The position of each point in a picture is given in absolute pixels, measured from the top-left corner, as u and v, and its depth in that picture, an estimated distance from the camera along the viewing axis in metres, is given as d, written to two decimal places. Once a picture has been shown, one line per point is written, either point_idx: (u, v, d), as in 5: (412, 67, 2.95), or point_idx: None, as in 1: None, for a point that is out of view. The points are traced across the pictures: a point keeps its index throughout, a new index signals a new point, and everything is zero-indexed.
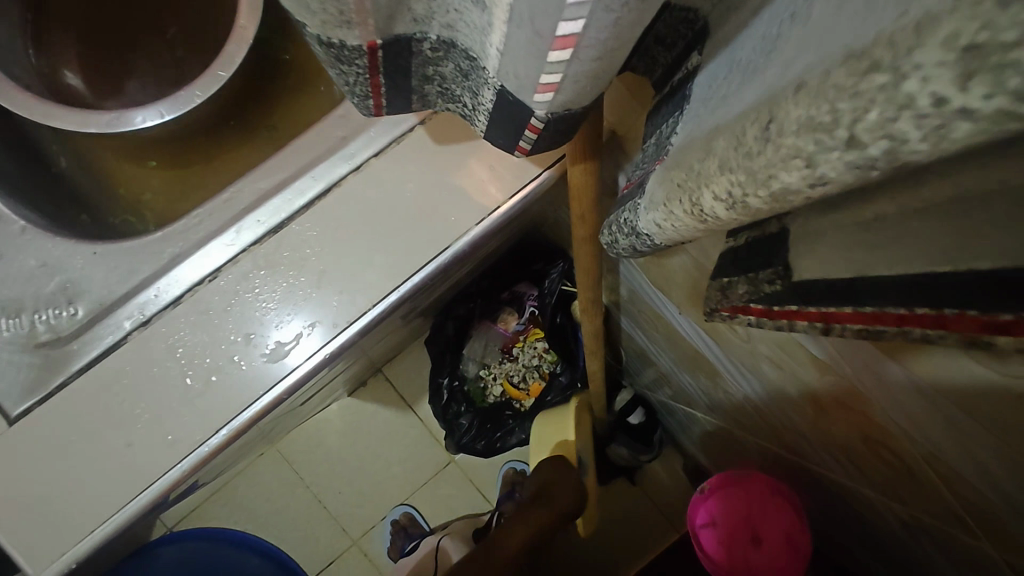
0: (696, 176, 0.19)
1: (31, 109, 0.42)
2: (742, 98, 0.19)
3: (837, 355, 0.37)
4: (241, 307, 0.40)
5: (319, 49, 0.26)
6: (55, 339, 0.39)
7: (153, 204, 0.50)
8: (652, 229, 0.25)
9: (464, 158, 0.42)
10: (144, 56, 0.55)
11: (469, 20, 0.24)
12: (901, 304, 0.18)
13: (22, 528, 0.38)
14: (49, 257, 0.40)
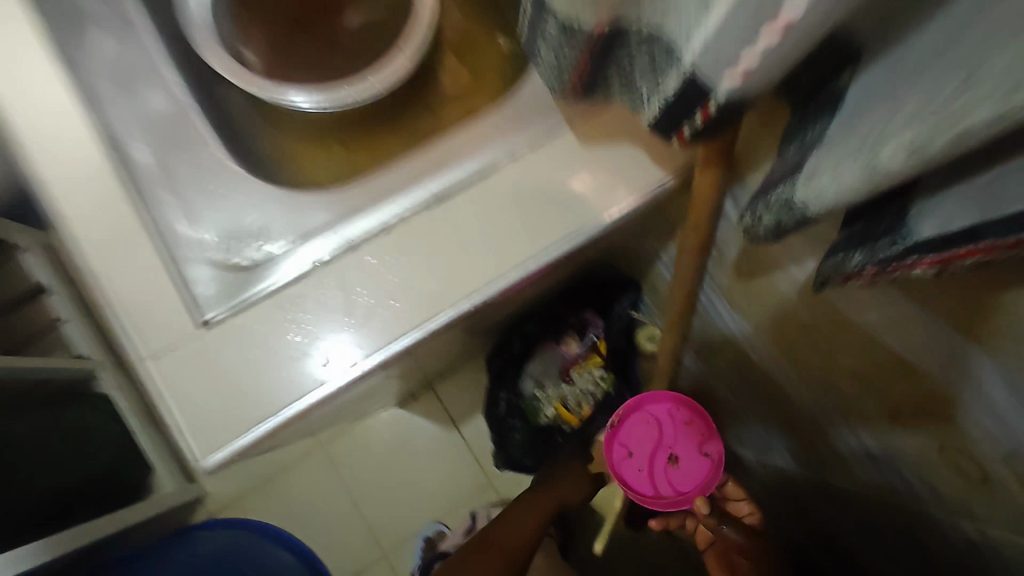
0: (878, 136, 0.26)
1: (244, 78, 0.53)
2: (911, 85, 0.24)
3: (914, 344, 0.42)
4: (404, 259, 0.47)
5: (553, 30, 0.36)
6: (250, 265, 0.46)
7: (302, 163, 0.59)
8: (810, 198, 0.32)
9: (602, 160, 0.49)
10: (313, 48, 0.61)
11: (680, 19, 0.30)
12: (1013, 234, 0.23)
13: (199, 414, 0.44)
14: (254, 197, 0.48)
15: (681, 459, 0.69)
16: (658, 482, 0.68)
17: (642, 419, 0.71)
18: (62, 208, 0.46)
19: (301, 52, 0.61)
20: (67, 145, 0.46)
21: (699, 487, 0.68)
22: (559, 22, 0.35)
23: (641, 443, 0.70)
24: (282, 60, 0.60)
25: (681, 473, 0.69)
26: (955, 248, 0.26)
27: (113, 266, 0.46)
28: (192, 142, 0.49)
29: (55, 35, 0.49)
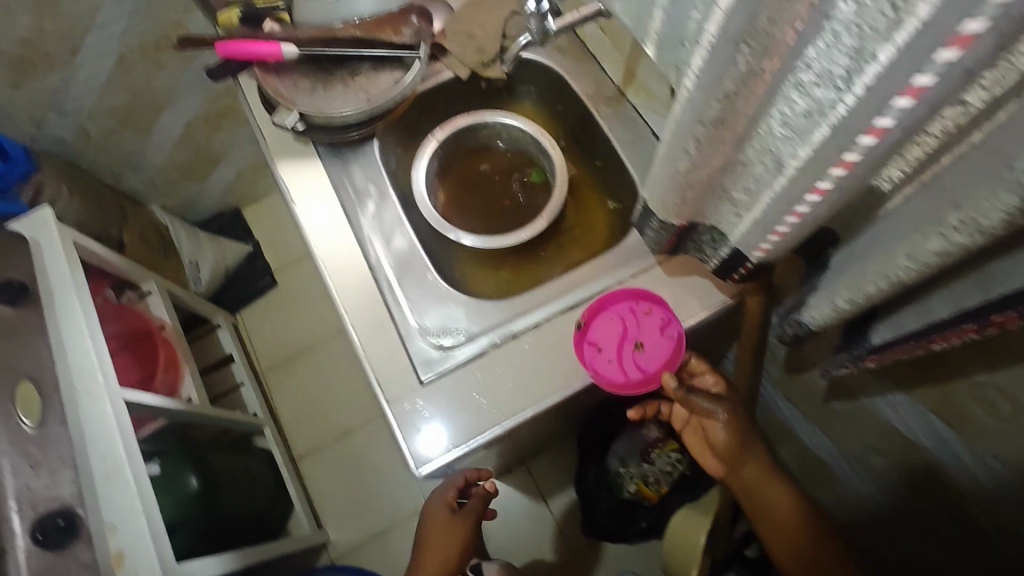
0: (834, 291, 0.49)
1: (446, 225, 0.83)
2: (850, 266, 0.48)
3: (911, 425, 0.63)
4: (549, 346, 0.72)
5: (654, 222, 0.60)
6: (451, 345, 0.73)
7: (474, 282, 0.88)
8: (809, 319, 0.53)
9: (681, 284, 0.73)
10: (480, 207, 0.94)
11: (728, 221, 0.55)
12: (910, 342, 0.44)
13: (418, 440, 0.69)
14: (454, 302, 0.76)
15: (647, 344, 0.70)
16: (626, 367, 0.69)
17: (607, 315, 0.71)
18: (342, 300, 0.76)
19: (472, 209, 0.94)
20: (349, 264, 0.78)
21: (667, 366, 0.69)
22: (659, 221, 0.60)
23: (606, 338, 0.70)
24: (461, 214, 0.93)
25: (645, 356, 0.70)
26: (888, 349, 0.47)
27: (371, 337, 0.74)
28: (417, 267, 0.78)
29: (344, 199, 0.83)
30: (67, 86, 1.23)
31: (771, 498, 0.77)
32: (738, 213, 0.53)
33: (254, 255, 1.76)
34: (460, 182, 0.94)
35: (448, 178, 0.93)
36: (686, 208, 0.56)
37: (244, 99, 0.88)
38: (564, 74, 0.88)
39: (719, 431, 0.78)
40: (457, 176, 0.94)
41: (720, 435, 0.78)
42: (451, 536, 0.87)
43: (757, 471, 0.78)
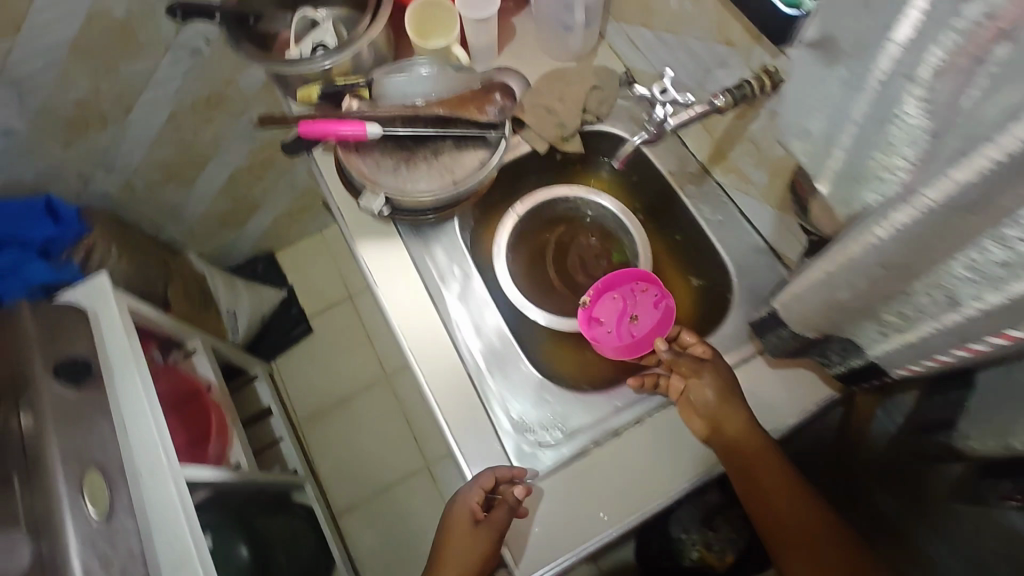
0: None
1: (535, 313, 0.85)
2: None
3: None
4: (651, 446, 0.72)
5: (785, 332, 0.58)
6: (552, 445, 0.73)
7: (556, 358, 0.84)
8: None
9: (786, 378, 0.72)
10: (547, 277, 0.90)
11: (870, 338, 0.53)
12: None
13: (523, 547, 0.69)
14: (552, 401, 0.76)
15: (640, 315, 0.79)
16: (624, 334, 0.79)
17: (610, 294, 0.81)
18: (436, 392, 0.76)
19: (542, 276, 0.90)
20: (440, 354, 0.78)
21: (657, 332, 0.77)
22: (792, 331, 0.58)
23: (608, 312, 0.81)
24: (529, 283, 0.89)
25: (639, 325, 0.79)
26: None
27: (468, 433, 0.75)
28: (513, 363, 0.78)
29: (428, 282, 0.81)
30: (117, 142, 1.19)
31: (768, 468, 0.66)
32: (885, 332, 0.51)
33: (289, 301, 1.73)
34: (530, 250, 0.91)
35: (519, 246, 0.90)
36: (827, 325, 0.54)
37: (319, 173, 0.86)
38: (647, 150, 0.86)
39: (706, 393, 0.69)
40: (527, 245, 0.91)
41: (707, 401, 0.68)
42: (470, 549, 0.69)
43: (746, 435, 0.66)
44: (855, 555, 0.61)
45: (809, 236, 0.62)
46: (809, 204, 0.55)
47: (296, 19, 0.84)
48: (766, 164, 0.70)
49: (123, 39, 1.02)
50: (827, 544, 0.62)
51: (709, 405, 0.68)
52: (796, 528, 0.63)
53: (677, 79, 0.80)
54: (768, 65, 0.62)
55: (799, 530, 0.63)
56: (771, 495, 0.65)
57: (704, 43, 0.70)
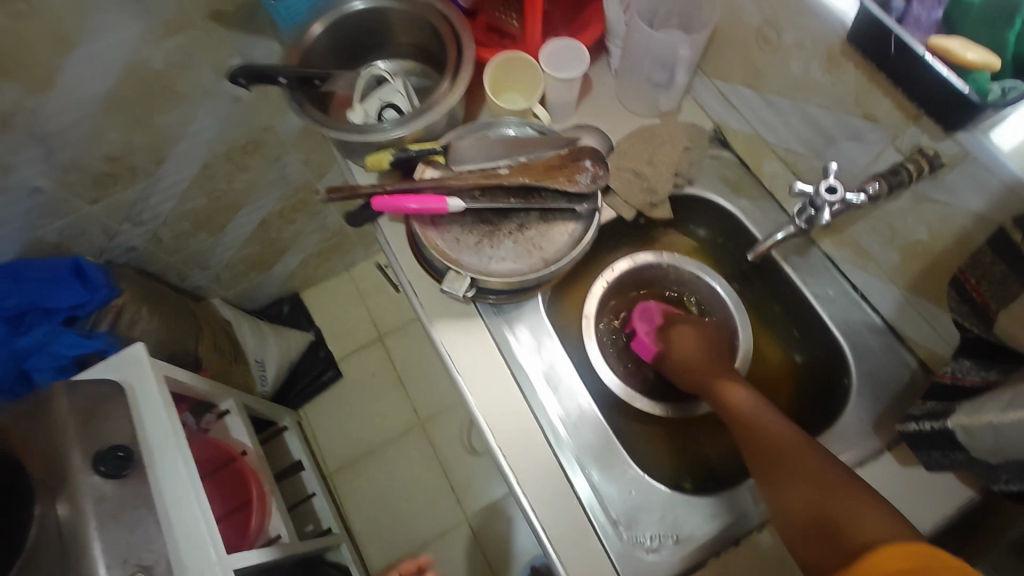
0: None
1: (627, 392, 0.79)
2: None
3: None
4: (775, 557, 0.64)
5: (962, 458, 0.51)
6: (667, 557, 0.65)
7: (647, 443, 0.78)
8: None
9: (921, 477, 0.64)
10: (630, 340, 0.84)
11: None
12: None
13: None
14: (663, 505, 0.68)
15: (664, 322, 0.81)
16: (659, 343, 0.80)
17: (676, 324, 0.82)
18: (532, 498, 0.67)
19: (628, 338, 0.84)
20: (534, 453, 0.69)
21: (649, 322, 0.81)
22: (971, 456, 0.50)
23: None
24: (616, 346, 0.83)
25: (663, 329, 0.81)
26: None
27: (572, 548, 0.65)
28: (617, 464, 0.70)
29: (513, 367, 0.73)
30: (147, 196, 1.11)
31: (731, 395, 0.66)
32: None
33: (316, 344, 1.64)
34: (614, 310, 0.85)
35: (606, 305, 0.84)
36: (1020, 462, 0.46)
37: (385, 243, 0.78)
38: (743, 215, 0.79)
39: (683, 343, 0.74)
40: (612, 304, 0.85)
41: (683, 352, 0.73)
42: None
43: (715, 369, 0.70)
44: (818, 470, 0.54)
45: (968, 336, 0.55)
46: (997, 315, 0.48)
47: (362, 78, 0.78)
48: (902, 246, 0.64)
49: (160, 92, 0.94)
50: (789, 456, 0.57)
51: (686, 346, 0.73)
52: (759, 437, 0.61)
53: (784, 144, 0.73)
54: (925, 147, 0.55)
55: (757, 436, 0.60)
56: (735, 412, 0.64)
57: (831, 112, 0.64)
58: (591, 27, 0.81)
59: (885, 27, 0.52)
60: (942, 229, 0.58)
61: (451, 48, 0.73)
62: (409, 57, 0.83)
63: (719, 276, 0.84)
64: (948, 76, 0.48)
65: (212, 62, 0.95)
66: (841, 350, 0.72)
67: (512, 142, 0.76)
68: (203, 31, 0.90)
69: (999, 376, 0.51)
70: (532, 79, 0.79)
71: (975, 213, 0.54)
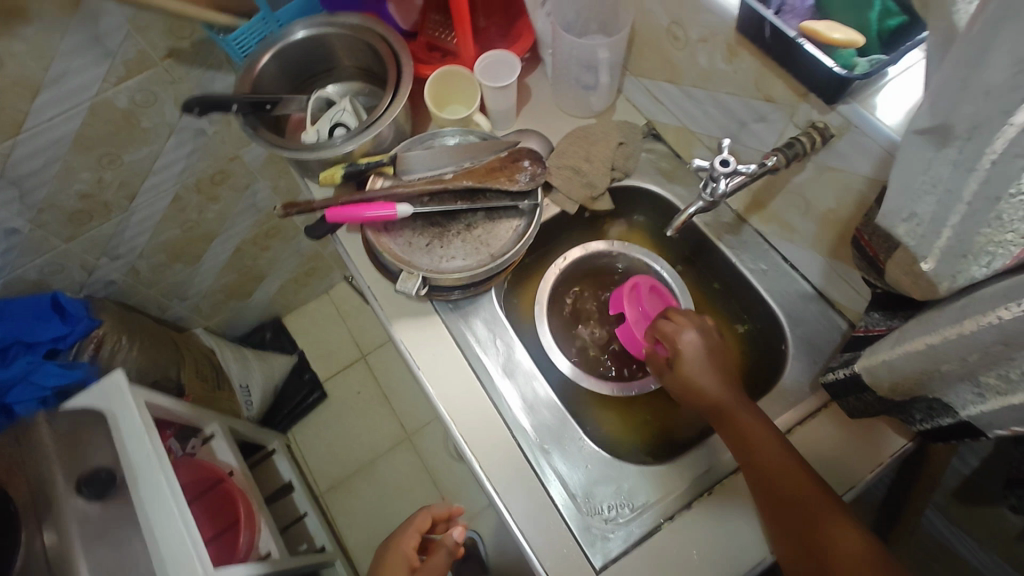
0: None
1: (576, 373, 0.83)
2: None
3: None
4: (727, 516, 0.67)
5: (873, 397, 0.55)
6: (624, 525, 0.69)
7: (603, 423, 0.81)
8: None
9: (856, 430, 0.67)
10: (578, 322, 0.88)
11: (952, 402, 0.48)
12: None
13: None
14: (618, 477, 0.72)
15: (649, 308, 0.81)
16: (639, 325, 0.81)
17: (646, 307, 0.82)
18: (494, 479, 0.71)
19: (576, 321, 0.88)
20: (494, 437, 0.73)
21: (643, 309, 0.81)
22: (879, 398, 0.55)
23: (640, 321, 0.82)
24: (563, 328, 0.87)
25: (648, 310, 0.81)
26: None
27: (535, 524, 0.69)
28: (573, 441, 0.74)
29: (471, 358, 0.78)
30: (121, 229, 1.15)
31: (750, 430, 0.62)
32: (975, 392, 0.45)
33: (300, 367, 1.67)
34: (564, 294, 0.89)
35: (556, 289, 0.89)
36: (915, 392, 0.50)
37: (344, 253, 0.83)
38: (678, 201, 0.84)
39: (695, 371, 0.67)
40: (562, 288, 0.89)
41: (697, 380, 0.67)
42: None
43: (731, 402, 0.65)
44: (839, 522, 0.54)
45: (875, 289, 0.60)
46: (885, 264, 0.53)
47: (313, 101, 0.84)
48: (815, 215, 0.69)
49: (126, 129, 0.99)
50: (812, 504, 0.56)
51: (698, 365, 0.68)
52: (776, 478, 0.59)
53: (706, 132, 0.79)
54: (817, 121, 0.60)
55: (774, 476, 0.59)
56: (750, 443, 0.62)
57: (738, 98, 0.69)
58: (523, 38, 0.87)
59: (763, 16, 0.57)
60: (844, 195, 0.63)
61: (391, 66, 0.79)
62: (357, 78, 0.89)
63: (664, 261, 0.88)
64: (816, 54, 0.55)
65: (176, 98, 1.00)
66: (777, 318, 0.77)
67: (456, 149, 0.81)
68: (163, 69, 0.95)
69: (900, 322, 0.55)
70: (471, 90, 0.85)
71: (866, 175, 0.59)
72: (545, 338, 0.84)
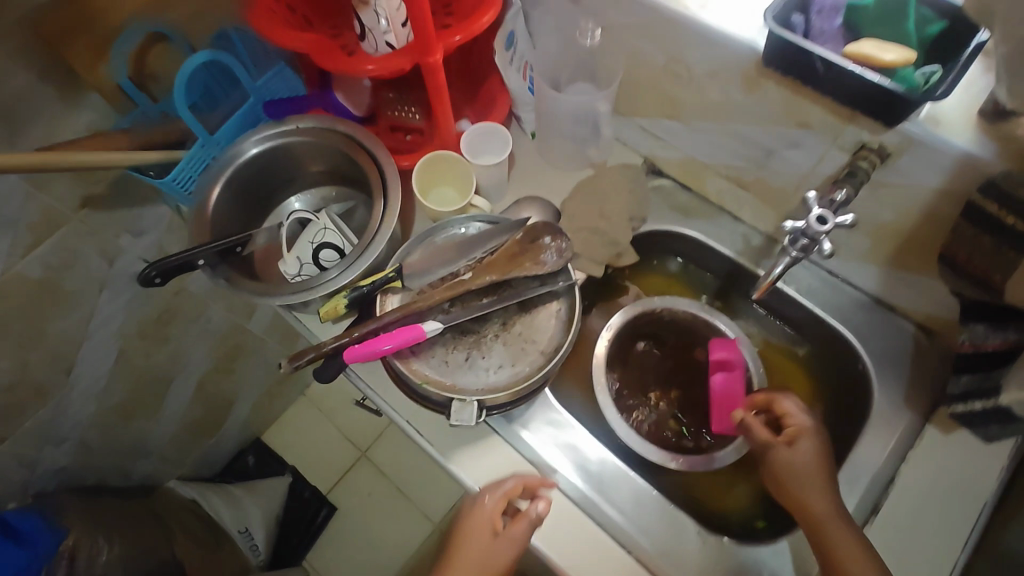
0: None
1: (662, 455, 0.74)
2: None
3: None
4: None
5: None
6: None
7: (698, 493, 0.75)
8: None
9: (968, 441, 0.65)
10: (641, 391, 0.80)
11: None
12: None
13: None
14: (752, 561, 0.64)
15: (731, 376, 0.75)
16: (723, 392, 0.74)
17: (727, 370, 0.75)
18: None
19: (635, 388, 0.80)
20: (601, 556, 0.64)
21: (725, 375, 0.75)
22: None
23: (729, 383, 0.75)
24: (627, 401, 0.79)
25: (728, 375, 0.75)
26: None
27: None
28: (689, 533, 0.66)
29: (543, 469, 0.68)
30: (61, 409, 0.96)
31: (824, 521, 0.57)
32: None
33: (298, 484, 1.50)
34: (619, 363, 0.80)
35: (611, 361, 0.80)
36: None
37: (365, 386, 0.71)
38: (704, 236, 0.79)
39: (797, 460, 0.60)
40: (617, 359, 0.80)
41: (794, 467, 0.60)
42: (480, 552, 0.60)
43: (829, 520, 0.57)
44: None
45: (964, 302, 0.58)
46: (1004, 286, 0.51)
47: (285, 226, 0.72)
48: (869, 230, 0.65)
49: (46, 300, 0.82)
50: None
51: (798, 467, 0.60)
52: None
53: (722, 163, 0.74)
54: (869, 142, 0.56)
55: None
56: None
57: (763, 128, 0.64)
58: (497, 101, 0.79)
59: (802, 47, 0.52)
60: (908, 208, 0.59)
61: (371, 171, 0.69)
62: (325, 184, 0.78)
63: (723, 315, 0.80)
64: (875, 76, 0.50)
65: (101, 249, 0.84)
66: (843, 337, 0.73)
67: (465, 241, 0.72)
68: (79, 222, 0.79)
69: (1019, 334, 0.52)
70: (461, 173, 0.76)
71: (934, 188, 0.56)
72: (612, 420, 0.75)
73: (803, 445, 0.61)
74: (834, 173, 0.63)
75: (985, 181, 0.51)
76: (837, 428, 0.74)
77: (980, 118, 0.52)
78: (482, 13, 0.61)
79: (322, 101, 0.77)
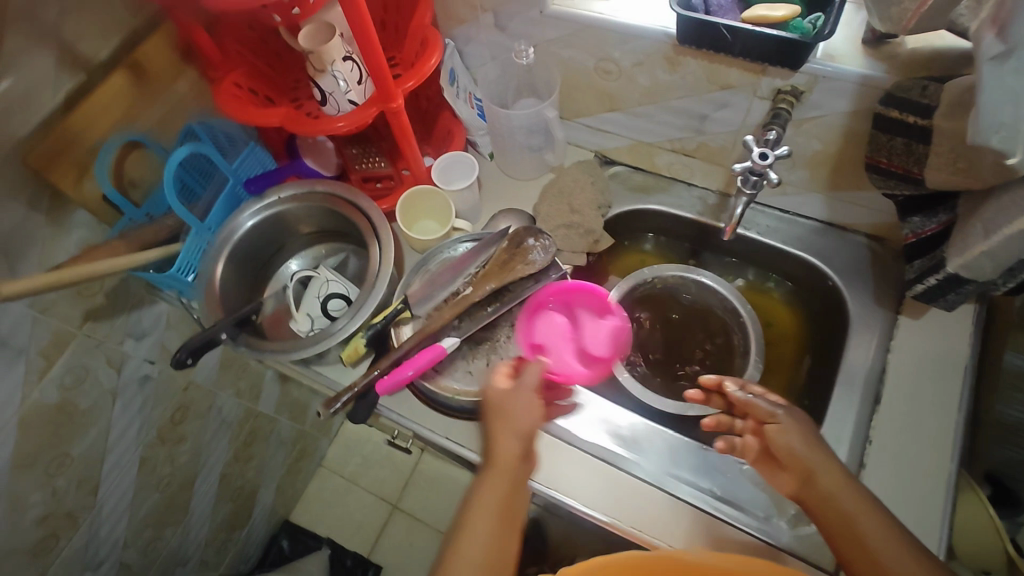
0: None
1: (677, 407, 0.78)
2: None
3: None
4: (900, 455, 0.67)
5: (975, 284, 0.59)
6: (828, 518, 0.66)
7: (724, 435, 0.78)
8: None
9: (937, 320, 0.73)
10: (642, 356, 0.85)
11: None
12: None
13: None
14: None
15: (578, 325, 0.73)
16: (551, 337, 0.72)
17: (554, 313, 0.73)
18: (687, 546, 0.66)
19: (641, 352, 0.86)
20: (657, 508, 0.68)
21: (554, 320, 0.73)
22: (975, 283, 0.59)
23: (548, 326, 0.72)
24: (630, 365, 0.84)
25: (555, 321, 0.73)
26: None
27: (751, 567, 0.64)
28: (728, 468, 0.71)
29: (588, 448, 0.73)
30: (94, 532, 0.94)
31: (823, 486, 0.59)
32: None
33: (338, 554, 1.48)
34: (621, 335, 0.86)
35: None
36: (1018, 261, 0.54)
37: (396, 416, 0.74)
38: (664, 206, 0.87)
39: (788, 441, 0.62)
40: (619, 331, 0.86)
41: (792, 448, 0.61)
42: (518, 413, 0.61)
43: (831, 486, 0.58)
44: None
45: (897, 198, 0.66)
46: (922, 176, 0.60)
47: (289, 287, 0.76)
48: (803, 162, 0.74)
49: (66, 423, 0.82)
50: None
51: (785, 448, 0.61)
52: (851, 535, 0.56)
53: (664, 138, 0.82)
54: (782, 87, 0.66)
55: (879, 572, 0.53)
56: (846, 532, 0.56)
57: (693, 98, 0.74)
58: (453, 134, 0.87)
59: (707, 22, 0.61)
60: (828, 134, 0.69)
61: (360, 218, 0.75)
62: (316, 243, 0.83)
63: (705, 270, 0.86)
64: (772, 31, 0.59)
65: (109, 359, 0.86)
66: (806, 260, 0.81)
67: (459, 259, 0.77)
68: (85, 335, 0.81)
69: (949, 214, 0.61)
70: (438, 203, 0.82)
71: (845, 112, 0.65)
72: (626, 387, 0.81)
73: (784, 431, 0.62)
74: (761, 121, 0.72)
75: (883, 93, 0.60)
76: (824, 341, 0.81)
77: (864, 47, 0.62)
78: (428, 56, 0.68)
79: (295, 170, 0.83)
